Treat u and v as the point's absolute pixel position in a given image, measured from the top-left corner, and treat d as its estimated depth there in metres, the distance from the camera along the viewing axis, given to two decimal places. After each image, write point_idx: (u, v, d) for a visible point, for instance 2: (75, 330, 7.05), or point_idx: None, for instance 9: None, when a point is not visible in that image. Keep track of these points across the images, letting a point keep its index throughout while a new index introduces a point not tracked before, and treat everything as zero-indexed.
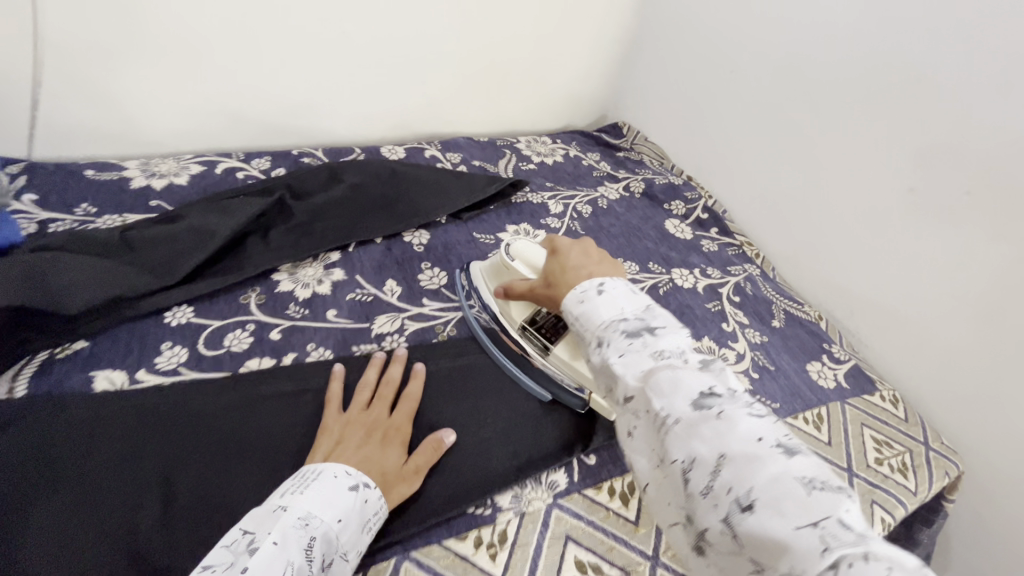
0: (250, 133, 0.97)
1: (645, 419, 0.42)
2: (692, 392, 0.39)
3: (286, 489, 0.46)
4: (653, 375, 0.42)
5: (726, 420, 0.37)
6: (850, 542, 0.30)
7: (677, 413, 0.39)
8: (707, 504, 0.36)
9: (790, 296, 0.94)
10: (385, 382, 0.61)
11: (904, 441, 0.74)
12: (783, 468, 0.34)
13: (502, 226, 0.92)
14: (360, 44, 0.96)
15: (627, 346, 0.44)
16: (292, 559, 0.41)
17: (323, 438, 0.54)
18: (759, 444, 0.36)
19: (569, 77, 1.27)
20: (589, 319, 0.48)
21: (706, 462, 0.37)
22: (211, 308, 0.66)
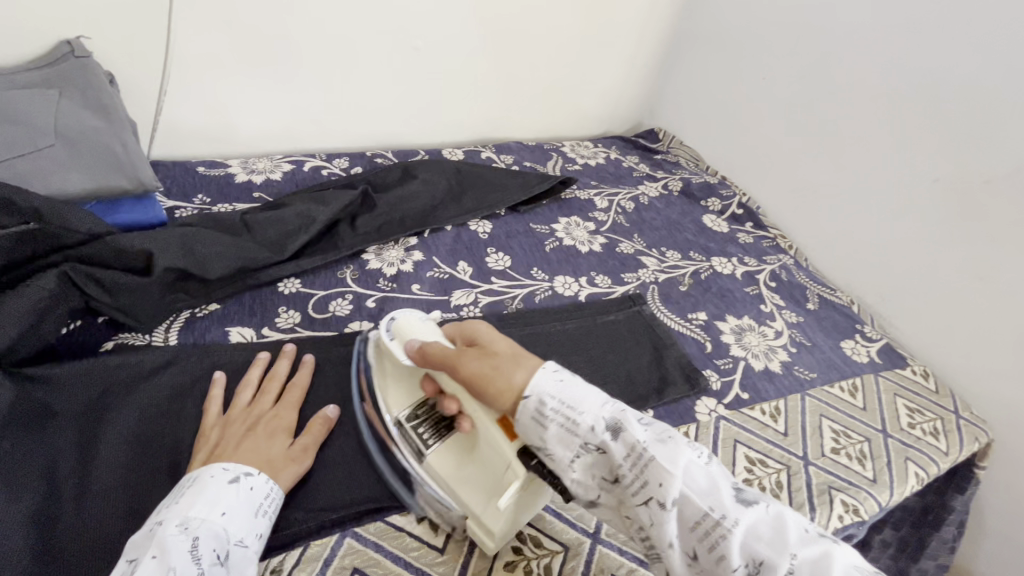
0: (330, 137, 1.09)
1: (688, 523, 0.42)
2: (732, 489, 0.42)
3: (162, 507, 0.45)
4: (690, 473, 0.42)
5: (773, 514, 0.41)
6: None
7: (728, 510, 0.40)
8: None
9: (822, 283, 1.02)
10: (271, 377, 0.61)
11: (935, 409, 0.81)
12: (839, 554, 0.38)
13: (555, 218, 1.02)
14: (428, 58, 1.08)
15: (647, 438, 0.44)
16: (174, 564, 0.40)
17: (201, 445, 0.52)
18: (809, 537, 0.39)
19: (610, 87, 1.37)
20: (577, 405, 0.45)
21: (775, 564, 0.38)
22: (314, 280, 0.77)
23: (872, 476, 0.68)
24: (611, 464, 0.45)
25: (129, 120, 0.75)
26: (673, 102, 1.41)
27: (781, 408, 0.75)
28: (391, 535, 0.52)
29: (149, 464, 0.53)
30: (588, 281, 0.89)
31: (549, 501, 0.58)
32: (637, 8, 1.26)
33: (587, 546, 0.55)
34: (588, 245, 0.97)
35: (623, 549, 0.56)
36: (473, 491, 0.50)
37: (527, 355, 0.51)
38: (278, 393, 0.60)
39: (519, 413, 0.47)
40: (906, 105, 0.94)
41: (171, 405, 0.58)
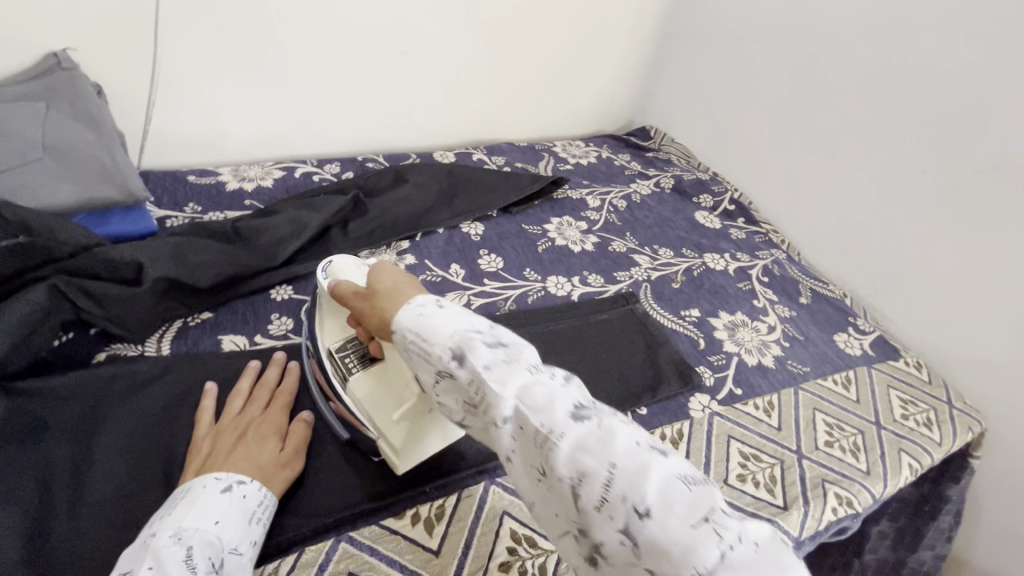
0: (321, 143, 1.09)
1: (525, 437, 0.40)
2: (569, 406, 0.40)
3: (154, 520, 0.45)
4: (526, 392, 0.40)
5: (605, 430, 0.38)
6: (734, 528, 0.34)
7: (557, 426, 0.38)
8: (603, 520, 0.36)
9: (815, 277, 1.02)
10: (261, 386, 0.60)
11: (928, 400, 0.81)
12: (666, 467, 0.37)
13: (547, 218, 1.02)
14: (417, 62, 1.09)
15: (492, 359, 0.41)
16: (168, 572, 0.40)
17: (193, 458, 0.52)
18: (639, 449, 0.38)
19: (601, 86, 1.37)
20: (432, 331, 0.43)
21: (599, 476, 0.37)
22: (307, 287, 0.77)
23: (865, 468, 0.69)
24: (460, 386, 0.43)
25: (116, 131, 0.75)
26: (664, 99, 1.41)
27: (775, 403, 0.75)
28: (386, 539, 0.52)
29: (143, 475, 0.53)
30: (580, 280, 0.89)
31: None
32: (625, 7, 1.26)
33: None
34: (580, 245, 0.97)
35: None
36: (380, 409, 0.54)
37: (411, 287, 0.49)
38: (268, 400, 0.59)
39: (395, 341, 0.46)
40: (895, 98, 0.95)
41: (165, 414, 0.58)
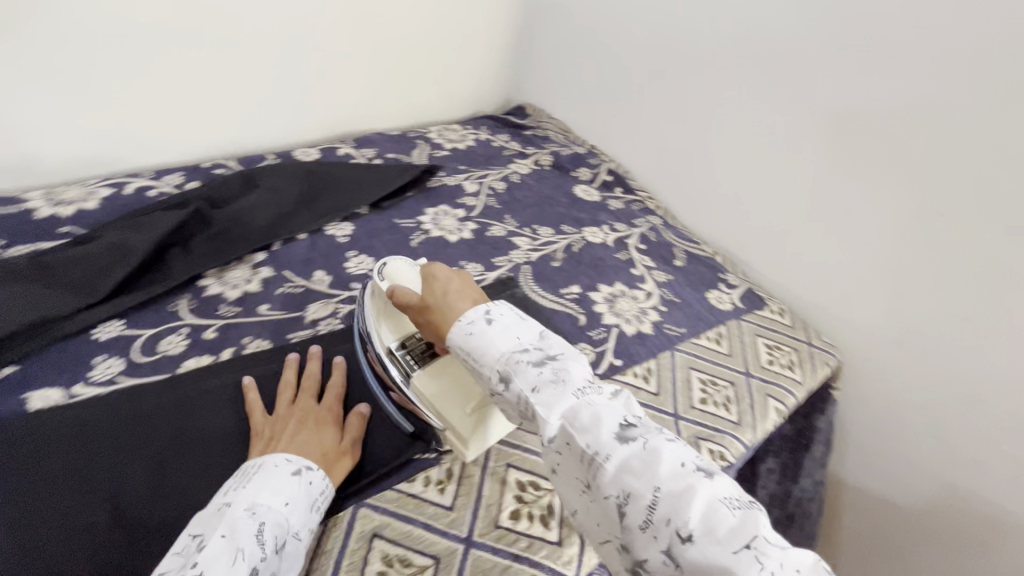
0: (158, 152, 0.97)
1: (571, 454, 0.43)
2: (614, 427, 0.42)
3: (228, 490, 0.47)
4: (573, 413, 0.43)
5: (650, 450, 0.40)
6: (774, 558, 0.35)
7: (604, 448, 0.41)
8: (648, 539, 0.38)
9: (689, 239, 1.05)
10: (307, 376, 0.62)
11: (791, 342, 0.87)
12: (711, 492, 0.38)
13: (421, 210, 0.98)
14: (259, 52, 0.99)
15: (539, 380, 0.45)
16: (243, 543, 0.42)
17: (256, 441, 0.56)
18: (685, 472, 0.39)
19: (475, 67, 1.33)
20: (487, 351, 0.48)
21: (644, 498, 0.39)
22: (141, 320, 0.69)
23: (735, 419, 0.72)
24: (509, 403, 0.47)
25: None
26: (535, 74, 1.38)
27: (653, 368, 0.77)
28: None
29: None
30: (458, 271, 0.86)
31: (420, 515, 0.55)
32: None
33: (459, 554, 0.52)
34: (457, 234, 0.94)
35: (497, 549, 0.53)
36: (448, 405, 0.58)
37: (472, 292, 0.55)
38: (317, 392, 0.62)
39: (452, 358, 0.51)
40: None
41: None
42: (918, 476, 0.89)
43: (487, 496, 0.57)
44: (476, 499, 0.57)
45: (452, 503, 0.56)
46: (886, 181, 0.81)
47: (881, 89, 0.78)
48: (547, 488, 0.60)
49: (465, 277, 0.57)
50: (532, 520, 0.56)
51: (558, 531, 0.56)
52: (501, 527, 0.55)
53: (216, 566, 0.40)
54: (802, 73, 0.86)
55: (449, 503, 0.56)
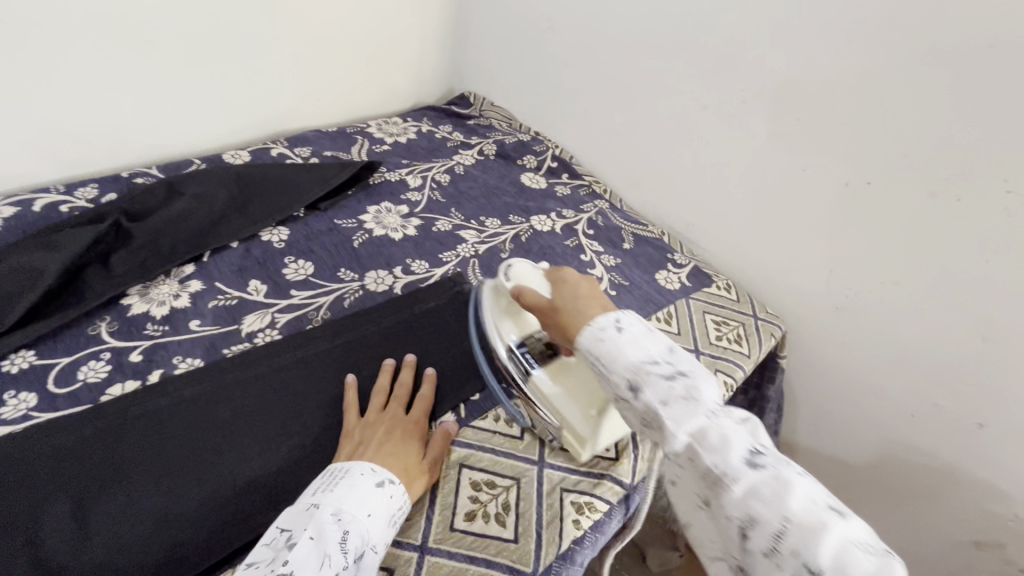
0: (71, 164, 0.92)
1: (694, 470, 0.44)
2: (743, 452, 0.42)
3: (317, 489, 0.50)
4: (702, 432, 0.44)
5: (782, 480, 0.40)
6: None
7: (734, 471, 0.41)
8: (771, 566, 0.39)
9: (636, 221, 1.06)
10: (398, 385, 0.65)
11: (738, 316, 0.89)
12: (847, 535, 0.38)
13: (363, 208, 0.94)
14: (171, 50, 0.92)
15: (668, 395, 0.46)
16: (328, 550, 0.45)
17: (345, 442, 0.58)
18: (818, 509, 0.39)
19: (413, 56, 1.28)
20: (619, 356, 0.49)
21: (772, 527, 0.39)
22: (56, 347, 0.64)
23: None
24: (633, 410, 0.48)
25: None
26: (475, 60, 1.34)
27: None
28: None
29: None
30: (403, 270, 0.84)
31: None
32: None
33: (414, 563, 0.51)
34: (401, 231, 0.91)
35: (452, 552, 0.52)
36: (570, 406, 0.61)
37: (605, 301, 0.56)
38: (407, 402, 0.63)
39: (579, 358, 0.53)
40: None
41: None
42: (863, 435, 0.93)
43: (441, 501, 0.56)
44: (429, 505, 0.56)
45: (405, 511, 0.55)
46: (814, 153, 0.82)
47: (803, 62, 0.79)
48: (502, 486, 0.59)
49: (593, 283, 0.59)
50: (488, 519, 0.55)
51: (514, 528, 0.55)
52: (456, 530, 0.54)
53: (304, 568, 0.44)
54: (730, 50, 0.87)
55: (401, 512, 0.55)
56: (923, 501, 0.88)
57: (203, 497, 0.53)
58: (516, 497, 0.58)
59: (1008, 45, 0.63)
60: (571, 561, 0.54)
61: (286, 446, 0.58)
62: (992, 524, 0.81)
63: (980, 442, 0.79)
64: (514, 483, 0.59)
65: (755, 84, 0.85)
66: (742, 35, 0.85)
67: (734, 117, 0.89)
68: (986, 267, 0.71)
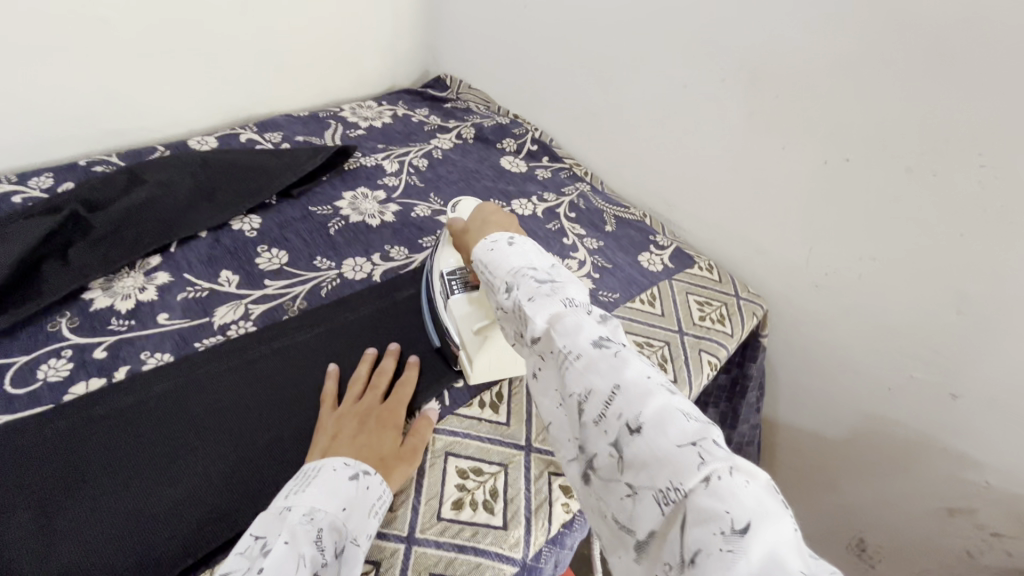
0: (24, 153, 0.86)
1: (550, 359, 0.45)
2: (593, 335, 0.44)
3: (288, 492, 0.48)
4: (558, 318, 0.46)
5: (621, 358, 0.42)
6: (719, 458, 0.35)
7: (579, 350, 0.43)
8: (600, 433, 0.40)
9: (618, 203, 1.05)
10: (378, 374, 0.63)
11: (720, 297, 0.89)
12: (667, 401, 0.39)
13: (339, 194, 0.91)
14: (127, 29, 0.87)
15: (536, 291, 0.48)
16: (304, 550, 0.43)
17: (320, 435, 0.56)
18: (648, 382, 0.41)
19: (386, 36, 1.23)
20: (496, 264, 0.53)
21: (603, 395, 0.41)
22: (14, 345, 0.60)
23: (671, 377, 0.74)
24: (507, 313, 0.51)
25: None
26: (451, 41, 1.30)
27: None
28: None
29: None
30: (382, 257, 0.81)
31: None
32: None
33: (401, 555, 0.50)
34: (379, 217, 0.89)
35: (440, 542, 0.51)
36: (466, 319, 0.62)
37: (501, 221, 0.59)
38: (384, 390, 0.62)
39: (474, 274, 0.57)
40: None
41: None
42: (841, 410, 0.95)
43: (427, 491, 0.55)
44: (415, 495, 0.54)
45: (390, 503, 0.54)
46: (794, 131, 0.82)
47: (783, 38, 0.78)
48: (489, 473, 0.58)
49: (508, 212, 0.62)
50: (476, 507, 0.54)
51: (502, 514, 0.54)
52: (443, 520, 0.53)
53: (282, 572, 0.41)
54: (707, 28, 0.85)
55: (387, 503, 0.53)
56: (898, 472, 0.90)
57: (176, 497, 0.51)
58: (505, 483, 0.57)
59: (982, 19, 0.62)
60: (560, 546, 0.55)
61: (264, 441, 0.56)
62: (965, 491, 0.83)
63: (953, 411, 0.80)
64: (502, 469, 0.59)
65: (734, 62, 0.84)
66: (719, 13, 0.83)
67: (714, 96, 0.89)
68: (961, 241, 0.71)
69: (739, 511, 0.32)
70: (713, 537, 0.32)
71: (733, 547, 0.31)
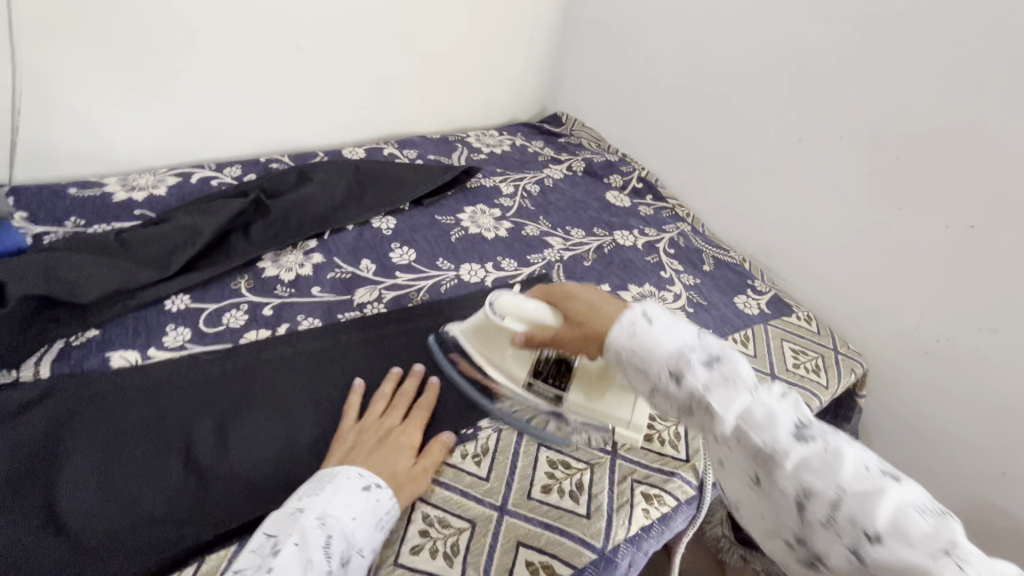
0: (220, 147, 1.06)
1: (750, 454, 0.44)
2: (790, 426, 0.43)
3: (304, 493, 0.50)
4: (749, 412, 0.44)
5: (833, 453, 0.41)
6: (971, 559, 0.36)
7: (784, 447, 0.42)
8: (830, 535, 0.40)
9: (717, 246, 1.08)
10: (400, 394, 0.64)
11: (817, 348, 0.89)
12: (897, 497, 0.39)
13: (460, 208, 1.03)
14: (315, 57, 1.06)
15: (709, 379, 0.46)
16: (312, 554, 0.45)
17: (338, 445, 0.57)
18: (869, 476, 0.40)
19: (515, 76, 1.38)
20: (658, 351, 0.48)
21: (826, 497, 0.40)
22: (206, 294, 0.74)
23: None
24: (672, 399, 0.48)
25: None
26: (572, 84, 1.42)
27: None
28: None
29: (24, 503, 0.50)
30: (494, 266, 0.91)
31: (457, 483, 0.59)
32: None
33: (495, 520, 0.56)
34: (494, 231, 0.99)
35: (529, 517, 0.57)
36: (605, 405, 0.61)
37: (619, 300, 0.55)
38: (404, 411, 0.62)
39: (606, 355, 0.52)
40: None
41: (48, 441, 0.54)
42: (940, 489, 0.89)
43: (520, 473, 0.61)
44: (508, 474, 0.61)
45: (488, 475, 0.60)
46: (913, 193, 0.82)
47: (911, 103, 0.80)
48: (577, 468, 0.63)
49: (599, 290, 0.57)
50: (563, 494, 0.60)
51: (586, 505, 0.59)
52: (532, 499, 0.59)
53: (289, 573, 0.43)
54: (833, 87, 0.89)
55: (485, 474, 0.60)
56: None
57: (319, 434, 0.60)
58: (590, 479, 0.62)
59: None
60: (637, 547, 0.58)
61: None
62: None
63: None
64: (588, 466, 0.63)
65: (857, 121, 0.86)
66: (847, 74, 0.87)
67: (830, 152, 0.91)
68: None
69: None
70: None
71: None
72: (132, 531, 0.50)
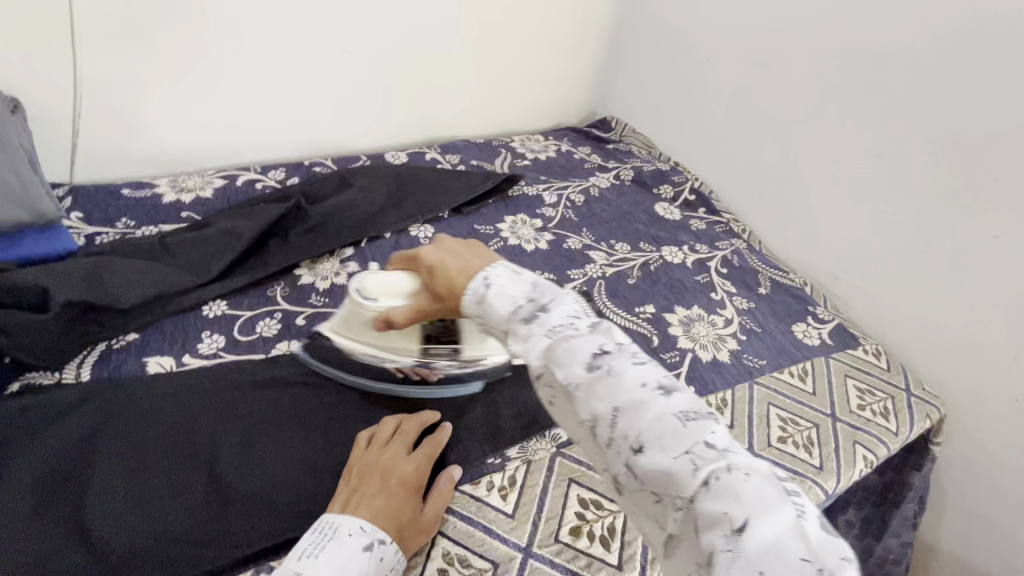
0: (267, 150, 1.06)
1: (557, 389, 0.42)
2: (585, 355, 0.40)
3: (303, 552, 0.45)
4: (551, 350, 0.41)
5: (615, 374, 0.39)
6: (718, 458, 0.35)
7: (578, 380, 0.40)
8: (614, 456, 0.38)
9: (776, 266, 1.00)
10: (411, 418, 0.59)
11: (886, 388, 0.80)
12: (662, 407, 0.37)
13: (501, 217, 0.99)
14: (360, 60, 1.05)
15: (531, 331, 0.43)
16: None
17: (343, 483, 0.52)
18: (644, 390, 0.38)
19: (563, 78, 1.33)
20: (489, 315, 0.45)
21: (605, 417, 0.38)
22: (243, 301, 0.74)
23: (818, 464, 0.67)
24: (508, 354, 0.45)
25: (30, 151, 0.74)
26: (623, 87, 1.36)
27: (728, 399, 0.72)
28: None
29: (54, 507, 0.50)
30: None
31: (480, 518, 0.55)
32: None
33: (517, 563, 0.52)
34: (534, 243, 0.95)
35: (554, 562, 0.53)
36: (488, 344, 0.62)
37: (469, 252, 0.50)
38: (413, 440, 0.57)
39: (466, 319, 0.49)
40: None
41: (82, 445, 0.55)
42: None
43: (547, 512, 0.57)
44: (535, 513, 0.57)
45: (513, 512, 0.56)
46: None
47: None
48: (609, 510, 0.58)
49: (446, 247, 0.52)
50: (593, 539, 0.55)
51: (618, 554, 0.55)
52: (559, 542, 0.55)
53: None
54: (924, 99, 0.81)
55: (510, 511, 0.56)
56: None
57: (342, 454, 0.58)
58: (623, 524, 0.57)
59: None
60: None
61: None
62: None
63: None
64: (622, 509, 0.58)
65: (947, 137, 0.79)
66: (941, 85, 0.79)
67: None
68: None
69: (740, 509, 0.32)
70: (718, 540, 0.32)
71: (739, 555, 0.31)
72: (151, 545, 0.49)
